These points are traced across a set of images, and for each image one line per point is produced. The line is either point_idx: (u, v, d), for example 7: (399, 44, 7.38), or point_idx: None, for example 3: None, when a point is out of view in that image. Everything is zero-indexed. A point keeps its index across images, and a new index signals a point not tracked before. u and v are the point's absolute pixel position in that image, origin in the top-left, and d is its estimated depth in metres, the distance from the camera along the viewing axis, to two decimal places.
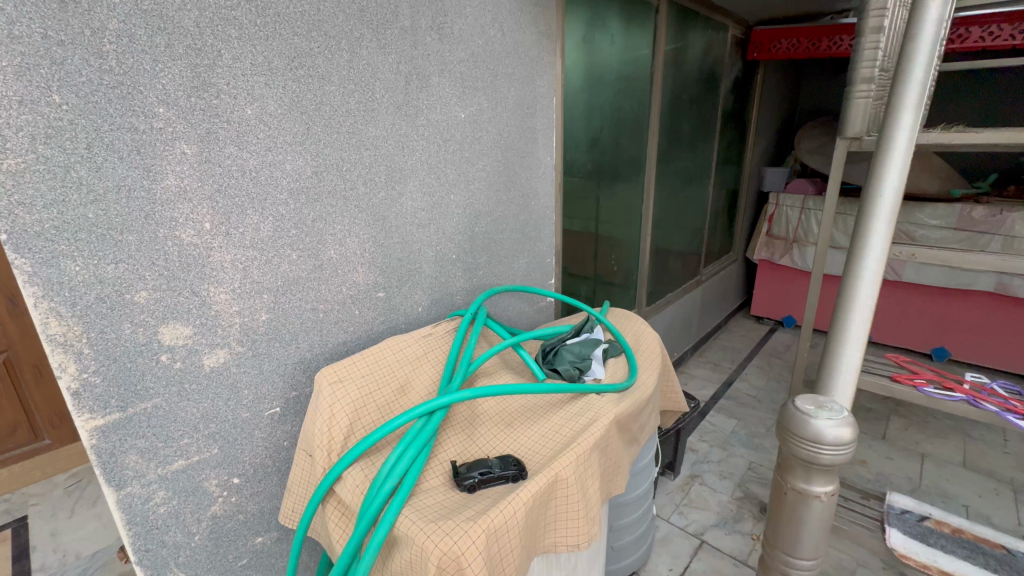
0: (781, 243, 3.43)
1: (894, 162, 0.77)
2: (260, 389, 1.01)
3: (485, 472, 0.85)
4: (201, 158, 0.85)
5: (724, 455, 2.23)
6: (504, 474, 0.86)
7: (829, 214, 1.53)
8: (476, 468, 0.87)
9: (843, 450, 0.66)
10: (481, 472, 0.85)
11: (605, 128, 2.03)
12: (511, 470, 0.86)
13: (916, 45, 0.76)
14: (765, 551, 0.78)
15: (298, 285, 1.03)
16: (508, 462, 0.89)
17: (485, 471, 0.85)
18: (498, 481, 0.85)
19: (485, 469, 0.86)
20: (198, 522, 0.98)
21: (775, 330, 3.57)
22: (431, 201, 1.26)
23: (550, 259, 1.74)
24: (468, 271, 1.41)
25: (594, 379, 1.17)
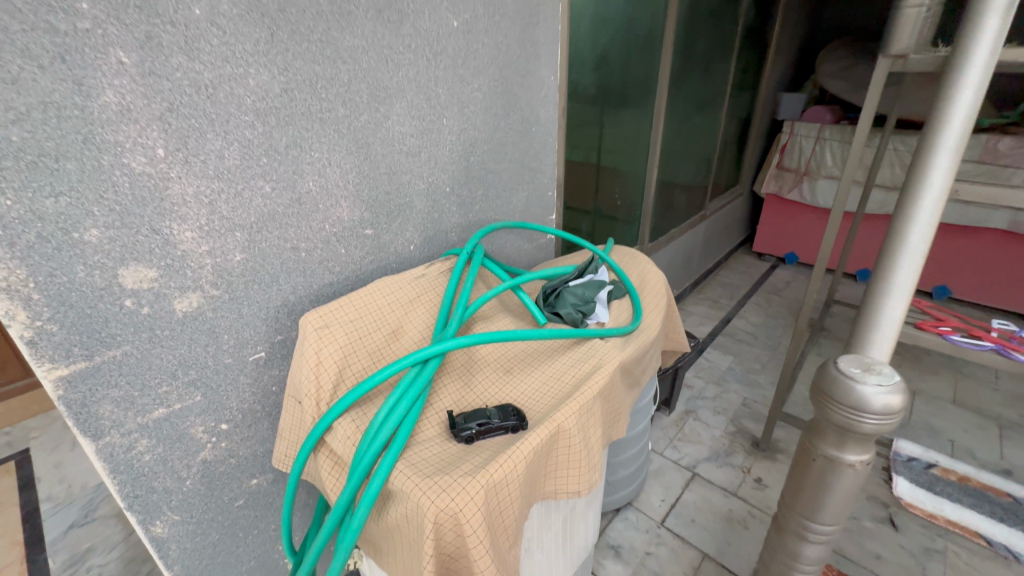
0: (791, 176, 3.27)
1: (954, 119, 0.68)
2: (242, 333, 0.95)
3: (484, 423, 0.81)
4: (143, 70, 0.71)
5: (719, 391, 2.25)
6: (505, 425, 0.82)
7: (857, 147, 1.40)
8: (474, 418, 0.82)
9: (895, 418, 0.61)
10: (480, 424, 0.81)
11: (615, 45, 1.83)
12: (512, 421, 0.82)
13: None
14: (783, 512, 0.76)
15: (275, 221, 0.93)
16: (507, 411, 0.84)
17: (484, 422, 0.81)
18: (497, 432, 0.81)
19: (484, 420, 0.82)
20: (188, 467, 0.95)
21: (776, 266, 3.52)
22: (422, 126, 1.12)
23: (552, 193, 1.62)
24: (463, 206, 1.30)
25: (597, 323, 1.11)
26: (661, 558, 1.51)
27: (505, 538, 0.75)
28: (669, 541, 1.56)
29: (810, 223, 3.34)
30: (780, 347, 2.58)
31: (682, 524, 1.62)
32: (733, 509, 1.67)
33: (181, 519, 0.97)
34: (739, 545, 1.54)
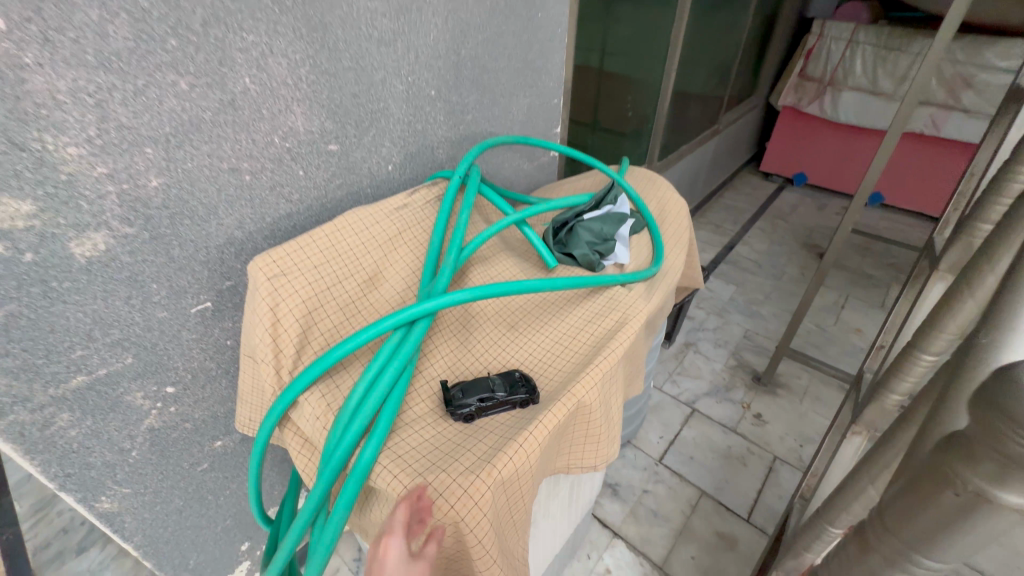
0: (813, 85, 2.94)
1: None
2: (176, 281, 0.75)
3: (487, 398, 0.66)
4: None
5: (720, 322, 2.16)
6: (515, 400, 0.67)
7: (935, 52, 1.16)
8: (473, 393, 0.66)
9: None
10: (483, 398, 0.66)
11: None
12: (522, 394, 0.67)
13: None
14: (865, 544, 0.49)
15: (201, 131, 0.69)
16: (515, 380, 0.69)
17: (488, 397, 0.66)
18: (503, 408, 0.66)
19: (487, 394, 0.66)
20: (132, 437, 0.80)
21: (783, 188, 3.31)
22: (397, 2, 0.84)
23: (558, 100, 1.35)
24: (452, 115, 1.05)
25: (616, 266, 0.93)
26: (659, 496, 1.48)
27: (514, 532, 0.63)
28: (667, 479, 1.53)
29: (826, 140, 3.08)
30: (784, 276, 2.47)
31: (680, 461, 1.58)
32: (732, 446, 1.63)
33: (134, 491, 0.84)
34: (737, 483, 1.52)
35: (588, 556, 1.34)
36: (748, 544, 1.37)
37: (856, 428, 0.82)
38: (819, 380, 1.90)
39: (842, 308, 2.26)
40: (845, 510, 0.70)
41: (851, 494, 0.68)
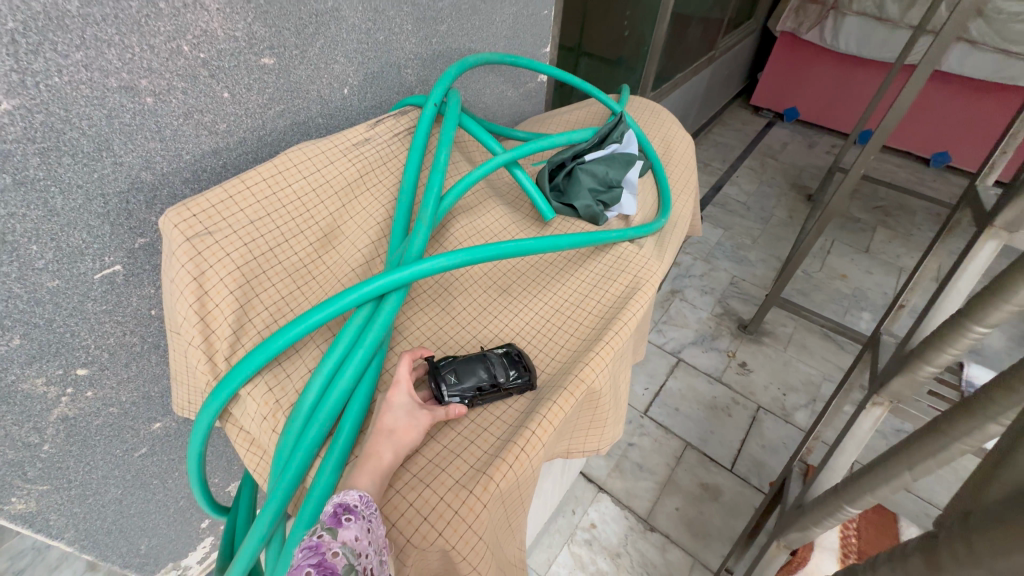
0: (816, 8, 2.71)
1: None
2: (64, 240, 0.57)
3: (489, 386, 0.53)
4: None
5: (707, 268, 2.08)
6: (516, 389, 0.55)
7: None
8: (473, 374, 0.52)
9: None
10: (485, 386, 0.53)
11: None
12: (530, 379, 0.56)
13: None
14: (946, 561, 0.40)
15: (66, 30, 0.49)
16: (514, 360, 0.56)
17: (490, 385, 0.53)
18: (499, 396, 0.54)
19: (490, 379, 0.53)
20: (41, 430, 0.66)
21: (773, 123, 3.16)
22: None
23: (548, 11, 1.14)
24: (422, 24, 0.84)
25: (620, 217, 0.80)
26: (644, 449, 1.45)
27: (511, 537, 0.54)
28: (652, 431, 1.50)
29: (823, 72, 2.89)
30: (772, 219, 2.38)
31: (666, 413, 1.55)
32: (717, 397, 1.61)
33: (54, 488, 0.71)
34: (722, 434, 1.51)
35: (573, 512, 1.31)
36: (731, 495, 1.37)
37: (877, 399, 0.76)
38: (803, 328, 1.87)
39: (828, 253, 2.21)
40: (870, 493, 0.63)
41: (880, 477, 0.60)
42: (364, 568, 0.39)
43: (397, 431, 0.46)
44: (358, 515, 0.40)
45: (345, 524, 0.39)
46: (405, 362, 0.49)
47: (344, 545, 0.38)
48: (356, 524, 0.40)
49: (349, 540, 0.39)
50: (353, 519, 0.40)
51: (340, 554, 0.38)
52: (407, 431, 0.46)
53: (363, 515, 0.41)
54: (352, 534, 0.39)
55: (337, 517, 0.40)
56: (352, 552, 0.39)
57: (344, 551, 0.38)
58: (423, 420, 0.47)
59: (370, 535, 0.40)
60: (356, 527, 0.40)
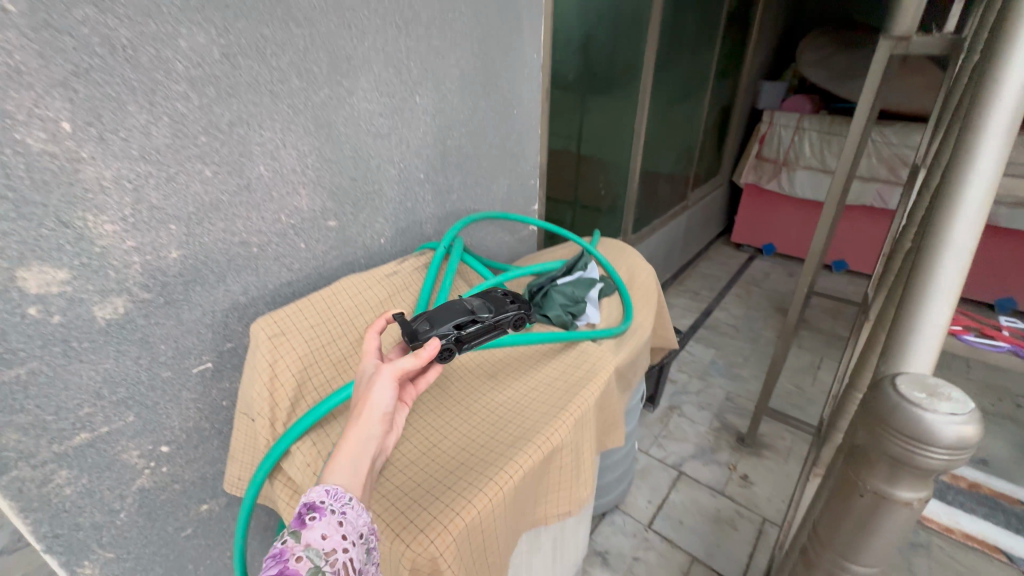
0: (770, 166, 3.25)
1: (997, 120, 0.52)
2: (183, 343, 0.82)
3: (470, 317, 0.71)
4: (38, 24, 0.57)
5: (702, 385, 2.21)
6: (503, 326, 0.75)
7: (851, 142, 1.27)
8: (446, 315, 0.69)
9: (968, 458, 0.39)
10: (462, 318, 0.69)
11: (603, 24, 1.67)
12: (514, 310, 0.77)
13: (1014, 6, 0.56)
14: (810, 547, 0.52)
15: (219, 211, 0.80)
16: (493, 306, 0.76)
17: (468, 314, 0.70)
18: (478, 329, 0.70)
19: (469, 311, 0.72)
20: (122, 498, 0.82)
21: (754, 257, 3.52)
22: (392, 104, 1.00)
23: (534, 180, 1.52)
24: (439, 194, 1.19)
25: (588, 324, 1.03)
26: (650, 564, 1.45)
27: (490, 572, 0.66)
28: (657, 545, 1.51)
29: (789, 214, 3.33)
30: (761, 339, 2.56)
31: (670, 526, 1.57)
32: (721, 509, 1.63)
33: (116, 556, 0.84)
34: (729, 547, 1.50)
35: None
36: None
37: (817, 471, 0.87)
38: (801, 440, 1.93)
39: (818, 369, 2.34)
40: None
41: None
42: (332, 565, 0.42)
43: (359, 403, 0.53)
44: (323, 513, 0.44)
45: (311, 525, 0.43)
46: (371, 335, 0.61)
47: (309, 546, 0.41)
48: (323, 522, 0.43)
49: (315, 538, 0.42)
50: (317, 518, 0.43)
51: (304, 558, 0.41)
52: (368, 398, 0.53)
53: (331, 511, 0.44)
54: (317, 532, 0.42)
55: (301, 520, 0.43)
56: (318, 551, 0.42)
57: (308, 551, 0.41)
58: (387, 380, 0.55)
59: (340, 529, 0.44)
60: (321, 526, 0.43)
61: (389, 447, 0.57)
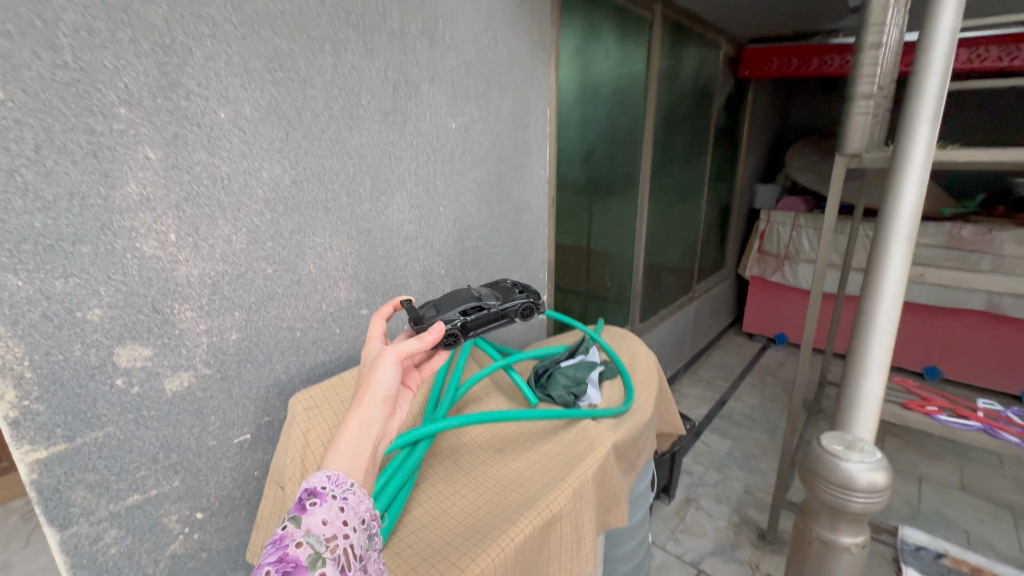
0: (773, 259, 3.41)
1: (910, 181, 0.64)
2: (229, 414, 0.93)
3: (474, 305, 0.87)
4: (167, 164, 0.78)
5: (720, 477, 2.17)
6: (506, 313, 0.91)
7: (827, 235, 1.41)
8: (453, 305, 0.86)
9: (883, 500, 0.47)
10: (467, 306, 0.85)
11: (602, 143, 1.94)
12: (515, 299, 0.92)
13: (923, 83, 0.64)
14: None
15: (274, 301, 0.96)
16: (504, 296, 0.92)
17: (472, 303, 0.86)
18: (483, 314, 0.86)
19: (473, 299, 0.88)
20: (156, 562, 0.89)
21: (767, 347, 3.55)
22: (420, 213, 1.20)
23: (543, 274, 1.69)
24: (457, 287, 1.35)
25: (590, 404, 1.12)
26: None
27: None
28: None
29: (796, 304, 3.42)
30: (778, 430, 2.53)
31: None
32: None
33: None
34: None
35: None
36: None
37: None
38: None
39: None
40: None
41: None
42: (331, 547, 0.47)
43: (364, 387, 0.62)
44: (322, 499, 0.50)
45: (310, 511, 0.49)
46: (376, 324, 0.76)
47: (308, 532, 0.47)
48: (320, 508, 0.50)
49: (313, 523, 0.48)
50: (316, 505, 0.50)
51: (303, 543, 0.47)
52: (372, 377, 0.62)
53: (329, 497, 0.51)
54: (315, 518, 0.49)
55: (302, 508, 0.49)
56: (318, 535, 0.48)
57: (307, 538, 0.47)
58: (391, 367, 0.64)
59: (337, 514, 0.50)
60: (319, 512, 0.49)
61: (393, 427, 0.66)
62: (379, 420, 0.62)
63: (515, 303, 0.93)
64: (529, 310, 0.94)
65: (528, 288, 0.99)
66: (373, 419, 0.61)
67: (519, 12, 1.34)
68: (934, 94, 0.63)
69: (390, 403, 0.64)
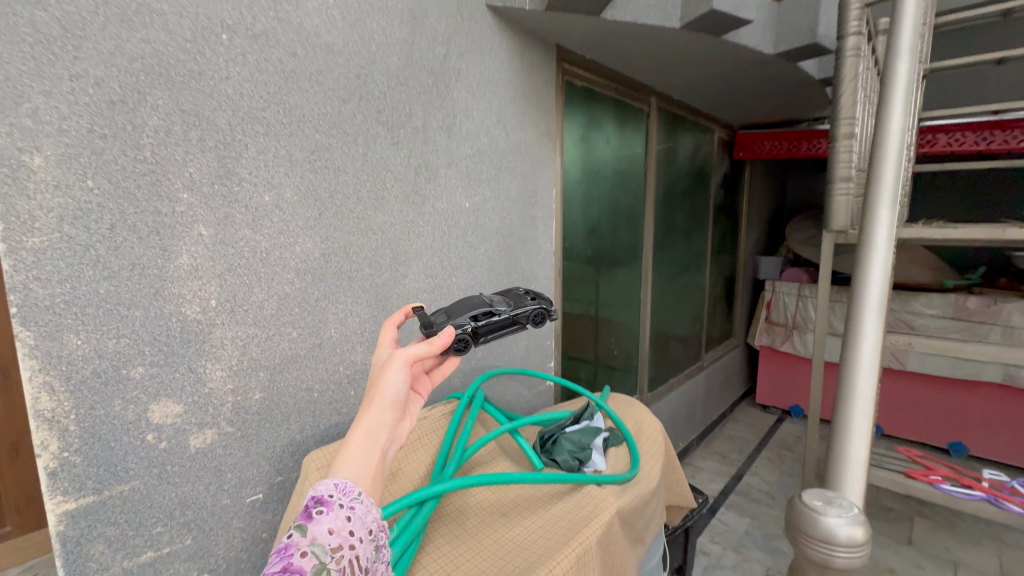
0: (781, 329, 3.43)
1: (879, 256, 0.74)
2: (245, 473, 0.97)
3: (486, 312, 0.91)
4: (216, 240, 0.89)
5: (738, 558, 2.06)
6: (518, 319, 0.95)
7: (823, 305, 1.46)
8: (465, 312, 0.90)
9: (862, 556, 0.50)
10: (478, 313, 0.90)
11: (604, 218, 2.07)
12: (526, 306, 0.96)
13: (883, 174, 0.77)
14: None
15: (296, 363, 1.03)
16: (514, 305, 0.96)
17: (484, 309, 0.91)
18: (494, 320, 0.90)
19: (484, 306, 0.92)
20: None
21: (783, 419, 3.46)
22: (434, 282, 1.30)
23: (550, 341, 1.75)
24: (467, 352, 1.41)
25: (594, 470, 1.13)
26: None
27: None
28: None
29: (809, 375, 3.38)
30: None
31: None
32: None
33: None
34: None
35: None
36: None
37: None
38: None
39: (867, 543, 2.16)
40: None
41: None
42: (336, 557, 0.48)
43: (375, 389, 0.63)
44: (329, 508, 0.51)
45: (316, 520, 0.50)
46: (388, 330, 0.77)
47: (313, 542, 0.48)
48: (327, 517, 0.50)
49: (320, 532, 0.49)
50: (322, 514, 0.50)
51: (309, 553, 0.47)
52: (382, 382, 0.64)
53: (335, 506, 0.52)
54: (322, 526, 0.50)
55: (309, 516, 0.50)
56: (323, 545, 0.48)
57: (312, 548, 0.48)
58: (400, 371, 0.65)
59: (343, 524, 0.51)
60: (326, 521, 0.50)
61: (401, 433, 0.68)
62: (389, 424, 0.63)
63: (527, 309, 0.97)
64: (541, 315, 0.98)
65: (540, 296, 1.03)
66: (383, 423, 0.62)
67: (527, 108, 1.52)
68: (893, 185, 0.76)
69: (400, 407, 0.66)
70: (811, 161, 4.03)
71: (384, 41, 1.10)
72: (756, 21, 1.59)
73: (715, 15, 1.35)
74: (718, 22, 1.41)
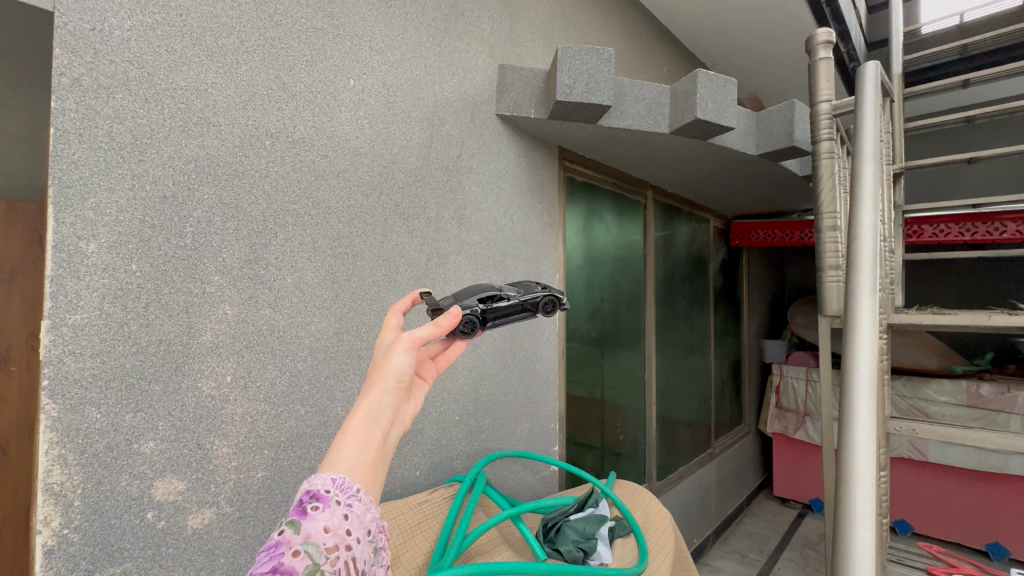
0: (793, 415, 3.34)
1: (865, 340, 0.77)
2: (238, 557, 0.94)
3: (494, 296, 0.91)
4: (239, 319, 0.95)
5: None
6: (528, 305, 0.97)
7: (824, 390, 1.45)
8: (472, 295, 0.90)
9: None
10: (485, 297, 0.89)
11: (605, 301, 2.12)
12: (536, 294, 0.98)
13: (861, 262, 0.82)
14: None
15: (301, 441, 1.04)
16: (529, 298, 0.98)
17: (491, 293, 0.91)
18: (500, 308, 0.90)
19: (492, 291, 0.93)
20: None
21: (803, 515, 3.25)
22: None
23: (553, 424, 1.73)
24: (469, 434, 1.40)
25: (601, 563, 1.08)
26: None
27: None
28: None
29: None
30: None
31: None
32: None
33: None
34: None
35: None
36: None
37: None
38: None
39: None
40: None
41: None
42: (332, 560, 0.43)
43: (379, 368, 0.60)
44: (327, 502, 0.46)
45: (310, 516, 0.44)
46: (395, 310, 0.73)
47: (307, 542, 0.43)
48: (323, 514, 0.45)
49: (314, 531, 0.44)
50: (319, 509, 0.45)
51: (301, 552, 0.42)
52: (385, 364, 0.60)
53: (332, 503, 0.46)
54: (320, 522, 0.44)
55: (304, 510, 0.45)
56: (317, 545, 0.43)
57: (305, 550, 0.42)
58: (407, 355, 0.61)
59: (340, 523, 0.45)
60: (323, 516, 0.45)
61: (407, 416, 0.63)
62: (392, 405, 0.58)
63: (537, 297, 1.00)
64: (551, 305, 1.01)
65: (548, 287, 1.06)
66: (385, 406, 0.57)
67: (532, 201, 1.65)
68: (870, 271, 0.80)
69: (404, 391, 0.61)
70: (807, 249, 4.17)
71: (405, 145, 1.25)
72: (737, 127, 1.77)
73: (699, 123, 1.51)
74: (703, 130, 1.58)
